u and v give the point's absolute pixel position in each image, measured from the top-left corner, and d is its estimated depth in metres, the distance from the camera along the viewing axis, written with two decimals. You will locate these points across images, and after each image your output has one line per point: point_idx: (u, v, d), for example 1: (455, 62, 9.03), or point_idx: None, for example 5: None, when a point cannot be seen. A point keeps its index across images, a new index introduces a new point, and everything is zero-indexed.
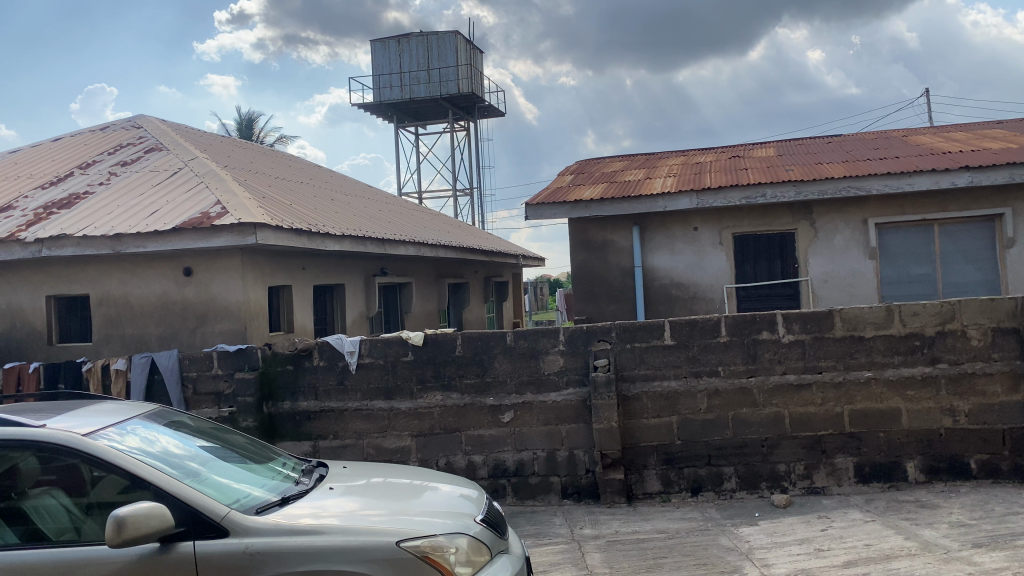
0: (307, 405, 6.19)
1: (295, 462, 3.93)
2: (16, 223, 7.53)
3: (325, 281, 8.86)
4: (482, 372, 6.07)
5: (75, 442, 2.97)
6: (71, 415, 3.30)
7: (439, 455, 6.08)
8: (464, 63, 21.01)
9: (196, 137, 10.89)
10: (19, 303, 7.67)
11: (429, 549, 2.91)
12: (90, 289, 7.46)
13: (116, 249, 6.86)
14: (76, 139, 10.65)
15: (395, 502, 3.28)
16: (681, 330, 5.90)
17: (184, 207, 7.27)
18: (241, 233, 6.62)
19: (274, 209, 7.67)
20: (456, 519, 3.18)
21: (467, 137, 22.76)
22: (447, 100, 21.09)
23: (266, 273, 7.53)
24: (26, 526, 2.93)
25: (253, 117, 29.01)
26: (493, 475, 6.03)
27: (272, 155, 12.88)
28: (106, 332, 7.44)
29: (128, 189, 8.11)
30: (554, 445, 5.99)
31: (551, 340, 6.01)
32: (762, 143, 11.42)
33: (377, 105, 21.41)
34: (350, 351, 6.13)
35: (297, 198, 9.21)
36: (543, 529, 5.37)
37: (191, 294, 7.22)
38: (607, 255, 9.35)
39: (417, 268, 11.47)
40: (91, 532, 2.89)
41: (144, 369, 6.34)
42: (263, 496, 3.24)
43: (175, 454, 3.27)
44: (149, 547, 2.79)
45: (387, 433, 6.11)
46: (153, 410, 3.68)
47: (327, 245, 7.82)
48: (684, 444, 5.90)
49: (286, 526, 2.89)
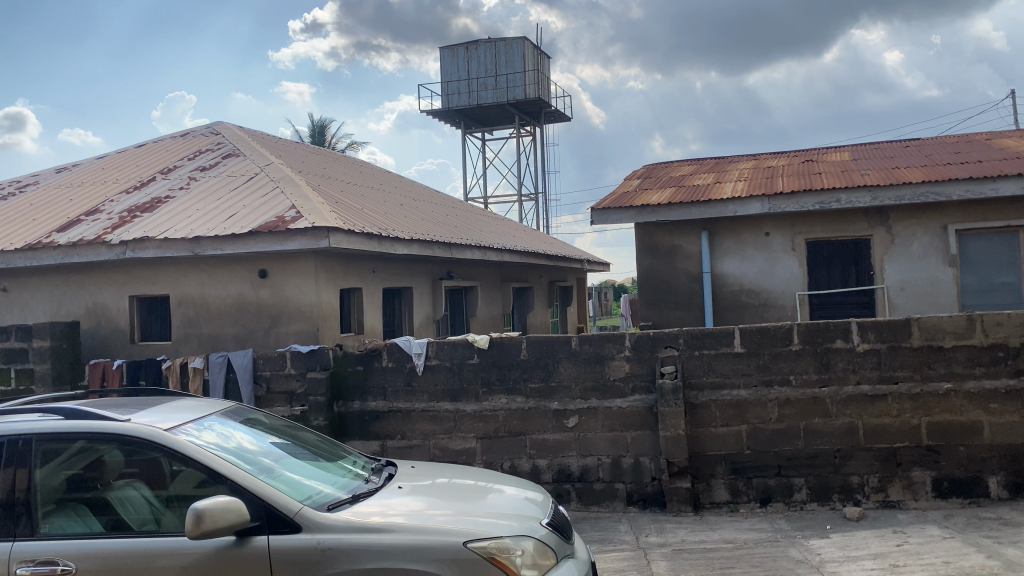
0: (376, 405, 6.30)
1: (365, 461, 4.00)
2: (103, 226, 7.85)
3: (394, 284, 9.00)
4: (547, 377, 6.07)
5: (157, 436, 3.09)
6: (153, 411, 3.43)
7: (504, 458, 6.11)
8: (531, 68, 21.08)
9: (270, 143, 11.19)
10: (103, 303, 7.98)
11: (496, 550, 2.93)
12: (171, 290, 7.74)
13: (195, 251, 7.09)
14: (158, 146, 11.07)
15: (462, 503, 3.31)
16: (751, 337, 5.81)
17: (259, 211, 7.49)
18: (315, 236, 6.78)
19: (346, 213, 7.83)
20: (521, 521, 3.19)
21: (533, 142, 22.80)
22: (513, 105, 21.17)
23: (337, 276, 7.68)
24: (110, 516, 3.04)
25: (325, 124, 29.63)
26: (558, 480, 6.02)
27: (342, 160, 13.13)
28: (184, 331, 7.71)
29: (206, 194, 8.37)
30: (620, 452, 5.95)
31: (617, 346, 5.98)
32: (836, 147, 11.15)
33: (444, 111, 21.69)
34: (418, 353, 6.21)
35: (368, 203, 9.37)
36: (609, 535, 5.35)
37: (265, 296, 7.42)
38: (674, 260, 9.26)
39: (482, 272, 11.55)
40: (170, 523, 3.00)
41: (220, 368, 6.54)
42: (333, 493, 3.31)
43: (249, 450, 3.37)
44: (225, 540, 2.89)
45: (453, 435, 6.17)
46: (229, 407, 3.79)
47: (398, 249, 7.94)
48: (753, 454, 5.79)
49: (356, 523, 2.95)
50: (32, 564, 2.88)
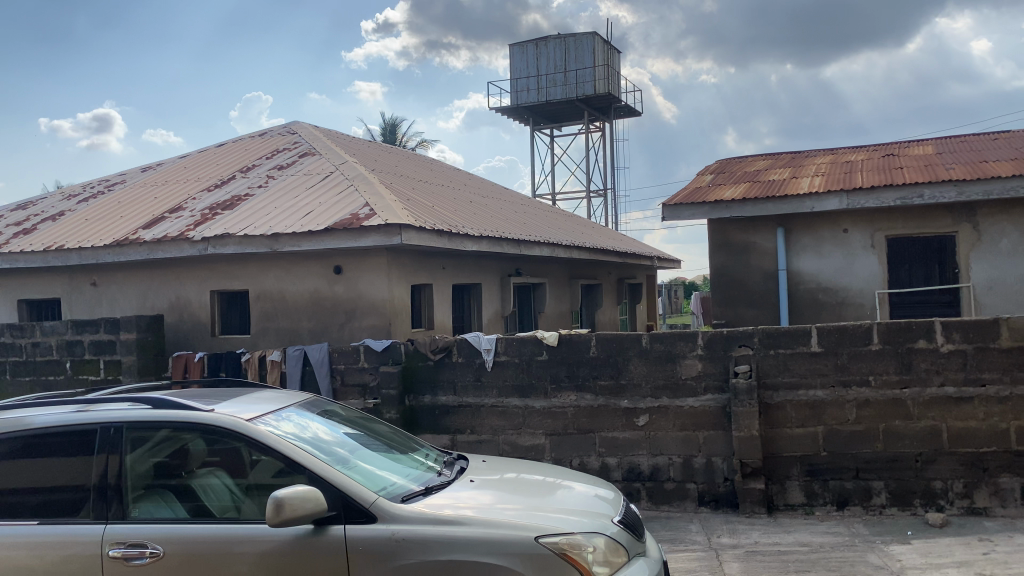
0: (446, 399, 6.37)
1: (437, 454, 4.05)
2: (185, 223, 8.13)
3: (464, 280, 9.08)
4: (618, 374, 6.03)
5: (239, 426, 3.19)
6: (235, 402, 3.54)
7: (573, 455, 6.10)
8: (601, 63, 20.92)
9: (344, 142, 11.41)
10: (186, 297, 8.26)
11: (568, 547, 2.93)
12: (250, 286, 7.98)
13: (273, 248, 7.28)
14: (237, 145, 11.40)
15: (532, 498, 3.32)
16: (828, 336, 5.66)
17: (334, 208, 7.64)
18: (388, 233, 6.89)
19: (418, 210, 7.92)
20: (593, 518, 3.19)
21: (602, 138, 22.64)
22: (583, 101, 21.07)
23: (409, 271, 7.79)
24: (193, 502, 3.14)
25: (395, 122, 30.02)
26: (628, 478, 5.99)
27: (412, 157, 13.29)
28: (263, 325, 7.93)
29: (283, 192, 8.59)
30: (692, 452, 5.88)
31: (689, 344, 5.90)
32: (919, 140, 10.77)
33: (513, 108, 21.75)
34: (487, 349, 6.25)
35: (439, 200, 9.46)
36: (680, 535, 5.29)
37: (340, 291, 7.58)
38: (748, 257, 9.09)
39: (550, 269, 11.55)
40: (250, 511, 3.09)
41: (297, 361, 6.70)
42: (406, 484, 3.36)
43: (325, 440, 3.45)
44: (304, 528, 2.97)
45: (522, 431, 6.20)
46: (307, 399, 3.89)
47: (468, 246, 8.00)
48: (830, 456, 5.65)
49: (429, 515, 2.99)
50: (123, 546, 3.00)
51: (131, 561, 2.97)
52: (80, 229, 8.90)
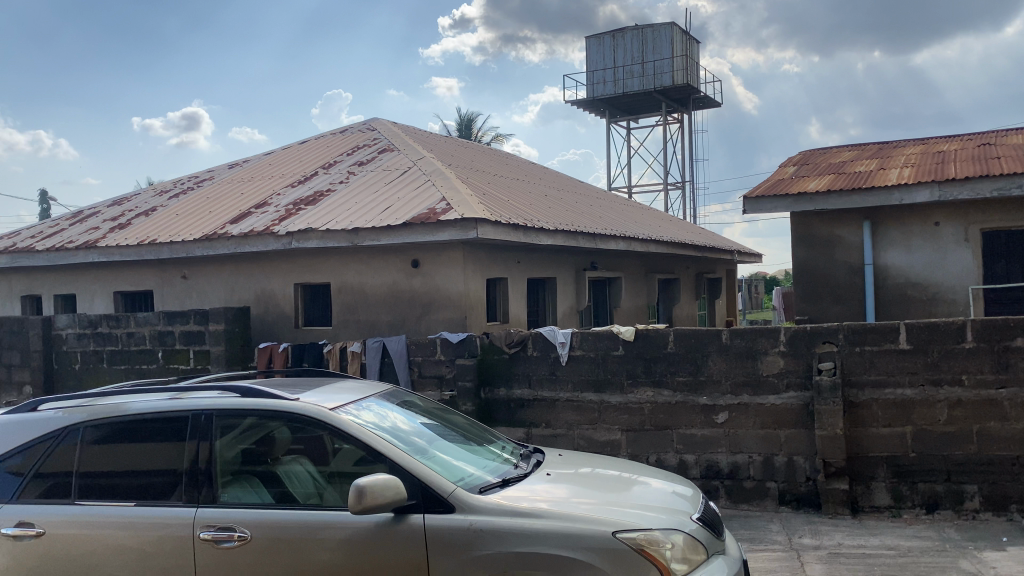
0: (521, 393, 6.40)
1: (513, 446, 4.07)
2: (270, 218, 8.37)
3: (539, 274, 9.09)
4: (696, 370, 5.95)
5: (322, 415, 3.28)
6: (319, 391, 3.64)
7: (650, 451, 6.05)
8: (679, 54, 20.57)
9: (422, 137, 11.56)
10: (270, 290, 8.51)
11: (646, 543, 2.91)
12: (330, 279, 8.17)
13: (354, 242, 7.44)
14: (319, 142, 11.68)
15: (609, 493, 3.31)
16: (918, 333, 5.46)
17: (413, 203, 7.75)
18: (464, 227, 6.94)
19: (495, 205, 7.96)
20: (671, 515, 3.15)
21: (680, 130, 22.29)
22: (661, 93, 20.78)
23: (485, 265, 7.85)
24: (278, 488, 3.24)
25: (471, 117, 30.25)
26: (706, 475, 5.91)
27: (489, 152, 13.37)
28: (343, 318, 8.11)
29: (363, 187, 8.76)
30: (772, 450, 5.76)
31: (771, 340, 5.78)
32: (1018, 128, 10.24)
33: (589, 101, 21.67)
34: (562, 343, 6.25)
35: (515, 194, 9.49)
36: (760, 534, 5.19)
37: (417, 285, 7.69)
38: (833, 252, 8.83)
39: (627, 263, 11.46)
40: (332, 498, 3.16)
41: (376, 352, 6.84)
42: (483, 476, 3.40)
43: (404, 430, 3.51)
44: (384, 516, 3.03)
45: (597, 426, 6.18)
46: (387, 390, 3.96)
47: (543, 240, 7.99)
48: (919, 457, 5.45)
49: (507, 507, 3.01)
50: (213, 529, 3.11)
51: (220, 543, 3.09)
52: (172, 224, 9.27)
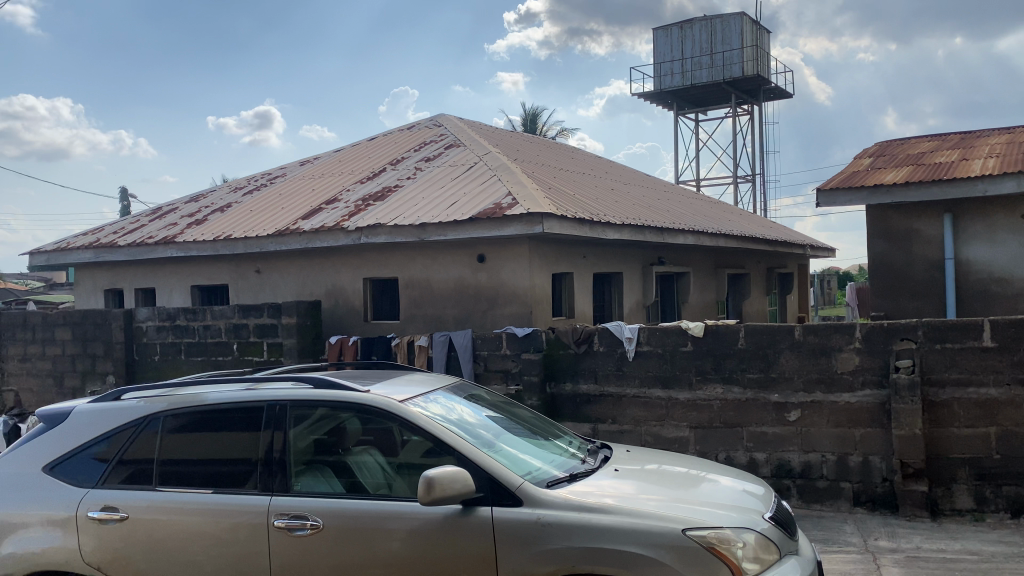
0: (588, 388, 6.38)
1: (580, 441, 4.06)
2: (340, 214, 8.52)
3: (605, 269, 9.03)
4: (766, 367, 5.83)
5: (392, 406, 3.33)
6: (388, 384, 3.69)
7: (720, 449, 5.96)
8: (749, 44, 20.14)
9: (488, 133, 11.62)
10: (340, 284, 8.67)
11: (716, 541, 2.87)
12: (398, 274, 8.28)
13: (421, 237, 7.52)
14: (387, 138, 11.84)
15: (678, 490, 3.27)
16: (1003, 330, 5.24)
17: (479, 198, 7.79)
18: (530, 222, 6.94)
19: (561, 199, 7.93)
20: (742, 513, 3.10)
21: (751, 121, 21.82)
22: (730, 84, 20.38)
23: (551, 260, 7.84)
24: (349, 478, 3.29)
25: (537, 112, 30.22)
26: (777, 475, 5.79)
27: (555, 147, 13.35)
28: (410, 312, 8.21)
29: (430, 183, 8.84)
30: (846, 449, 5.61)
31: (845, 337, 5.62)
32: None
33: (657, 93, 21.44)
34: (629, 339, 6.20)
35: (582, 189, 9.44)
36: (834, 536, 5.07)
37: (483, 279, 7.73)
38: (911, 246, 8.55)
39: (695, 258, 11.30)
40: (401, 489, 3.21)
41: (443, 346, 6.90)
42: (551, 470, 3.40)
43: (471, 422, 3.54)
44: (452, 508, 3.05)
45: (665, 423, 6.12)
46: (454, 383, 3.99)
47: (610, 234, 7.94)
48: (1003, 460, 5.24)
49: (575, 501, 3.00)
50: (287, 517, 3.19)
51: (294, 531, 3.16)
52: (246, 220, 9.51)
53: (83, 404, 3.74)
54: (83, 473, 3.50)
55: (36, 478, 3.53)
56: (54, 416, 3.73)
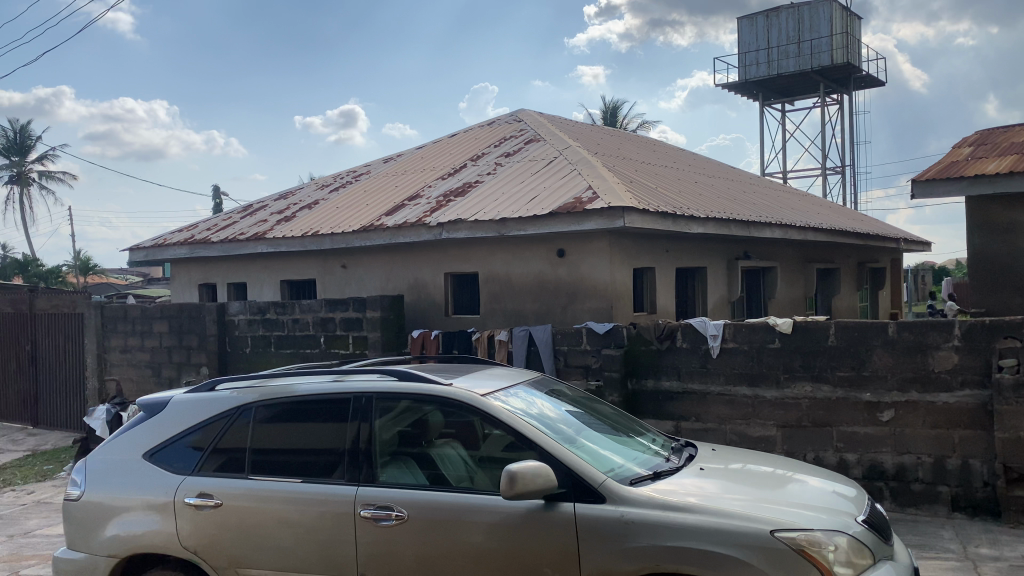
0: (670, 385, 6.29)
1: (664, 439, 4.00)
2: (422, 210, 8.63)
3: (688, 263, 8.89)
4: (858, 365, 5.63)
5: (474, 400, 3.35)
6: (471, 378, 3.71)
7: (808, 449, 5.80)
8: (839, 31, 19.43)
9: (570, 127, 11.58)
10: (422, 279, 8.78)
11: (807, 543, 2.78)
12: (479, 268, 8.34)
13: (501, 232, 7.55)
14: (469, 134, 11.93)
15: (766, 490, 3.19)
16: None
17: (559, 193, 7.77)
18: (611, 216, 6.89)
19: (643, 193, 7.84)
20: (833, 515, 3.00)
21: (840, 111, 21.11)
22: (819, 73, 19.72)
23: (632, 255, 7.76)
24: (432, 470, 3.32)
25: (618, 105, 29.96)
26: (869, 476, 5.60)
27: (637, 140, 13.22)
28: (491, 306, 8.26)
29: (511, 178, 8.86)
30: (944, 452, 5.38)
31: (943, 335, 5.39)
32: None
33: (741, 83, 21.01)
34: (713, 335, 6.08)
35: (663, 182, 9.31)
36: (930, 541, 4.87)
37: (563, 274, 7.71)
38: (1015, 239, 8.12)
39: (782, 252, 11.00)
40: (483, 482, 3.22)
41: (523, 341, 6.91)
42: (634, 468, 3.36)
43: (552, 418, 3.53)
44: (535, 503, 3.05)
45: (751, 421, 5.98)
46: (536, 378, 3.99)
47: (693, 228, 7.80)
48: None
49: (659, 500, 2.96)
50: (373, 507, 3.25)
51: (379, 521, 3.22)
52: (332, 216, 9.74)
53: (180, 394, 3.89)
54: (180, 461, 3.65)
55: (137, 463, 3.69)
56: (153, 405, 3.90)
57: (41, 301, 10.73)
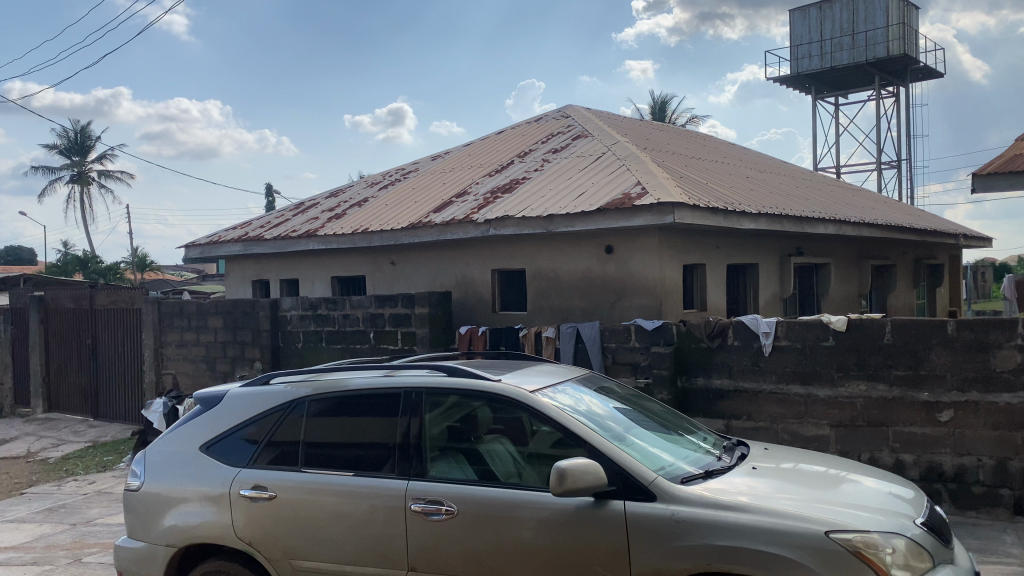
0: (721, 383, 6.22)
1: (715, 438, 3.96)
2: (470, 207, 8.66)
3: (739, 260, 8.78)
4: (915, 364, 5.50)
5: (523, 397, 3.35)
6: (520, 374, 3.72)
7: (863, 449, 5.68)
8: (895, 22, 18.96)
9: (617, 123, 11.51)
10: (470, 276, 8.82)
11: (863, 545, 2.73)
12: (526, 265, 8.34)
13: (549, 229, 7.54)
14: (517, 131, 11.94)
15: (820, 491, 3.13)
16: None
17: (608, 189, 7.73)
18: (660, 212, 6.83)
19: (693, 189, 7.76)
20: (891, 517, 2.93)
21: (896, 104, 20.60)
22: (874, 65, 19.28)
23: (682, 251, 7.69)
24: (480, 466, 3.34)
25: (666, 100, 29.69)
26: (927, 478, 5.46)
27: (686, 135, 13.08)
28: (539, 303, 8.26)
29: (559, 174, 8.84)
30: (1006, 454, 5.23)
31: (1005, 333, 5.23)
32: None
33: (793, 77, 20.67)
34: (765, 333, 6.00)
35: (714, 178, 9.21)
36: (990, 545, 4.73)
37: (612, 271, 7.67)
38: None
39: (836, 249, 10.79)
40: (531, 478, 3.22)
41: (571, 338, 6.89)
42: (685, 466, 3.33)
43: (600, 415, 3.52)
44: (585, 500, 3.04)
45: (804, 421, 5.89)
46: (585, 375, 3.98)
47: (744, 224, 7.69)
48: None
49: (711, 499, 2.94)
50: (423, 501, 3.28)
51: (429, 516, 3.25)
52: (381, 213, 9.83)
53: (236, 388, 3.97)
54: (235, 454, 3.72)
55: (194, 455, 3.78)
56: (209, 398, 3.99)
57: (101, 297, 11.04)
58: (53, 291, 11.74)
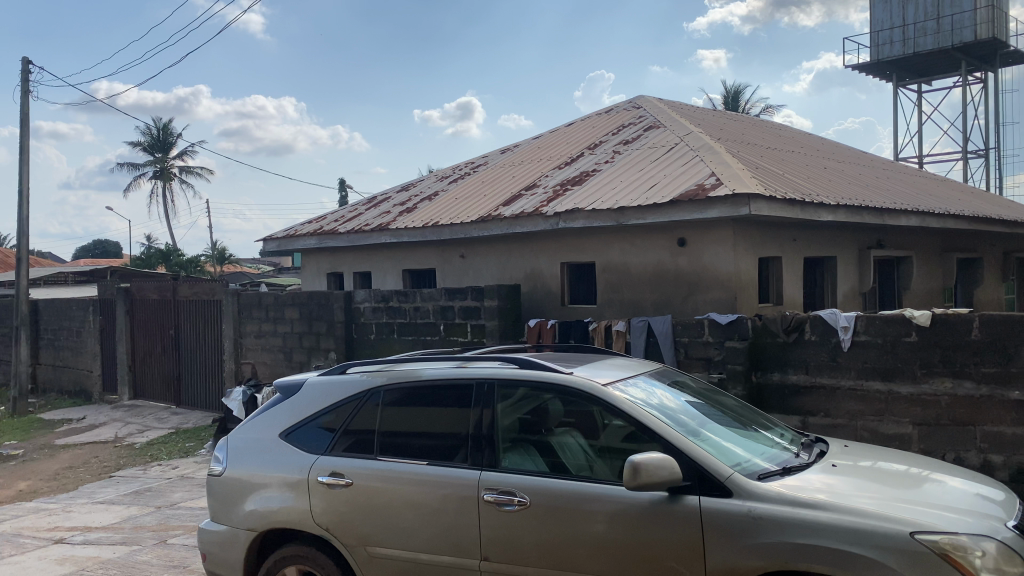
0: (797, 378, 6.08)
1: (793, 434, 3.87)
2: (539, 200, 8.66)
3: (817, 253, 8.56)
4: (1005, 360, 5.26)
5: (595, 390, 3.34)
6: (592, 367, 3.70)
7: (948, 449, 5.48)
8: (984, 4, 18.17)
9: (690, 113, 11.34)
10: (540, 269, 8.82)
11: (950, 547, 2.63)
12: (596, 258, 8.30)
13: (620, 221, 7.49)
14: (587, 122, 11.87)
15: (903, 490, 3.04)
16: None
17: (680, 180, 7.63)
18: (735, 204, 6.70)
19: (769, 180, 7.59)
20: (980, 520, 2.82)
21: (985, 90, 19.74)
22: (960, 50, 18.50)
23: (758, 244, 7.54)
24: (551, 458, 3.34)
25: (739, 89, 29.09)
26: (1017, 480, 5.24)
27: (761, 125, 12.80)
28: (610, 296, 8.21)
29: (630, 166, 8.76)
30: None
31: None
32: None
33: (874, 64, 20.00)
34: (844, 328, 5.83)
35: (790, 168, 8.99)
36: None
37: (684, 264, 7.57)
38: None
39: (920, 241, 10.42)
40: (603, 472, 3.21)
41: (641, 332, 6.84)
42: (762, 463, 3.27)
43: (673, 409, 3.48)
44: (659, 495, 3.02)
45: (884, 418, 5.71)
46: (657, 369, 3.95)
47: (822, 215, 7.49)
48: None
49: (789, 496, 2.88)
50: (496, 492, 3.31)
51: (502, 506, 3.27)
52: (452, 206, 9.91)
53: (313, 377, 4.07)
54: (312, 441, 3.82)
55: (274, 442, 3.89)
56: (289, 387, 4.10)
57: (184, 289, 11.44)
58: (139, 283, 12.21)
